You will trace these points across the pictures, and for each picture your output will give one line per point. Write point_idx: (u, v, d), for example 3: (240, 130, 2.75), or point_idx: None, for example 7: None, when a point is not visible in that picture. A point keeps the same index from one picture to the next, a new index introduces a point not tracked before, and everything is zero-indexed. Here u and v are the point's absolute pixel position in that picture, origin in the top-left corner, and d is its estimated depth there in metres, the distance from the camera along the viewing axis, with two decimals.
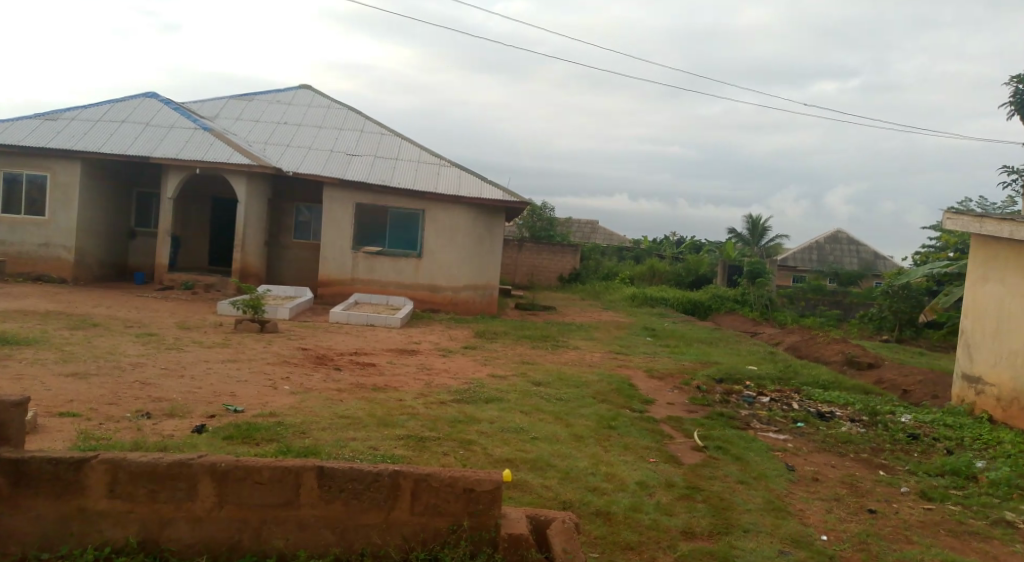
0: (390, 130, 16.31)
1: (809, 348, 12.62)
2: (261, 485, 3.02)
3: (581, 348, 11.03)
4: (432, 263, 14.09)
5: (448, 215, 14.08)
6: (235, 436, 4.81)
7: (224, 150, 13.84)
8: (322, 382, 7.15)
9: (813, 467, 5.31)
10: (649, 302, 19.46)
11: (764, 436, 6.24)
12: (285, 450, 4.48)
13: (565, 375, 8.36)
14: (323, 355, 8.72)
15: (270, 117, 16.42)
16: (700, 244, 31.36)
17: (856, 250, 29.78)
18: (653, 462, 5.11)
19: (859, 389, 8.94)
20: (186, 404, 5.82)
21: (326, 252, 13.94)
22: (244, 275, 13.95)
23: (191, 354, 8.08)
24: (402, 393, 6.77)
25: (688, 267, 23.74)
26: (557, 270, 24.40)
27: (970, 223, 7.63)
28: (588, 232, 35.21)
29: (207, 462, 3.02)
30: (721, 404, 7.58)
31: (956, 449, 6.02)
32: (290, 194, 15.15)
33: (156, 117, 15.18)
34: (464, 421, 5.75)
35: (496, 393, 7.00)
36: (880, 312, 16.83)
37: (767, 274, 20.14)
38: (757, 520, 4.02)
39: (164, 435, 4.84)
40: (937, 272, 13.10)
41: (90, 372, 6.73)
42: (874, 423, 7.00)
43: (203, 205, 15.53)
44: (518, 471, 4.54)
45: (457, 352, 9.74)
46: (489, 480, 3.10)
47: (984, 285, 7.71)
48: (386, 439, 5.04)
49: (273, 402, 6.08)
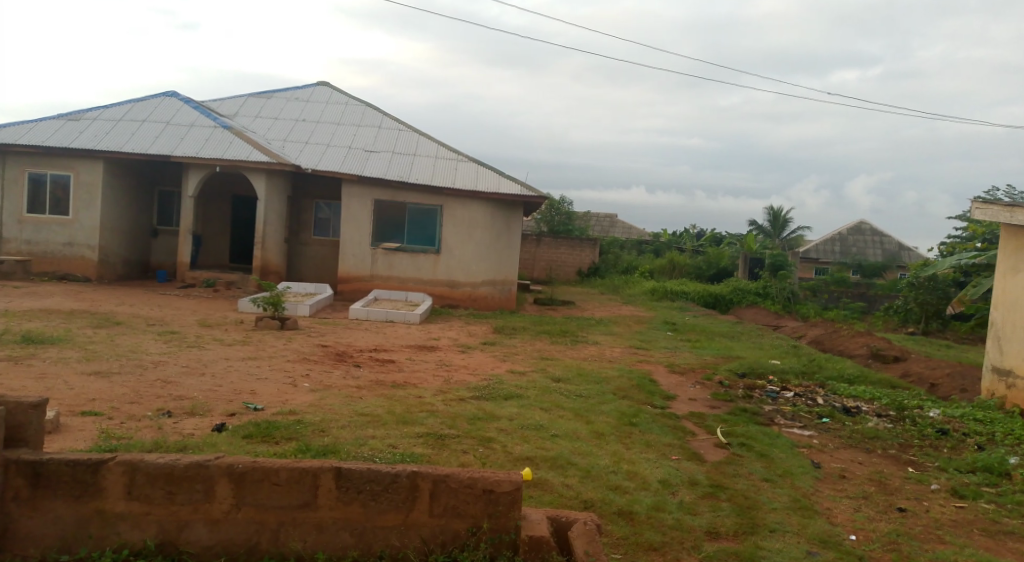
0: (407, 126, 16.28)
1: (832, 342, 12.41)
2: (278, 486, 3.00)
3: (601, 343, 10.94)
4: (451, 259, 14.07)
5: (465, 210, 14.04)
6: (255, 434, 4.82)
7: (243, 148, 13.92)
8: (341, 379, 7.15)
9: (839, 464, 5.19)
10: (669, 296, 19.26)
11: (788, 432, 6.13)
12: (304, 449, 4.47)
13: (585, 371, 8.28)
14: (343, 352, 8.73)
15: (288, 114, 16.50)
16: (720, 237, 31.07)
17: (880, 241, 29.31)
18: (676, 460, 5.02)
19: (886, 383, 8.76)
20: (207, 402, 5.85)
21: (345, 249, 13.97)
22: (264, 272, 14.04)
23: (212, 352, 8.12)
24: (422, 390, 6.74)
25: (708, 260, 23.46)
26: (576, 264, 24.27)
27: (1000, 213, 7.41)
28: (607, 227, 35.09)
29: (224, 464, 3.01)
30: (743, 399, 7.46)
31: (987, 445, 5.86)
32: (309, 191, 15.20)
33: (176, 117, 15.29)
34: (484, 418, 5.70)
35: (515, 389, 6.95)
36: (906, 305, 16.51)
37: (788, 267, 19.93)
38: (783, 519, 3.93)
39: (185, 433, 4.86)
40: (965, 263, 12.78)
41: (113, 370, 6.79)
42: (902, 418, 6.85)
43: (223, 203, 15.64)
44: (539, 469, 4.48)
45: (476, 348, 9.71)
46: (509, 481, 3.05)
47: (1014, 277, 7.49)
48: (406, 436, 5.02)
49: (293, 400, 6.09)
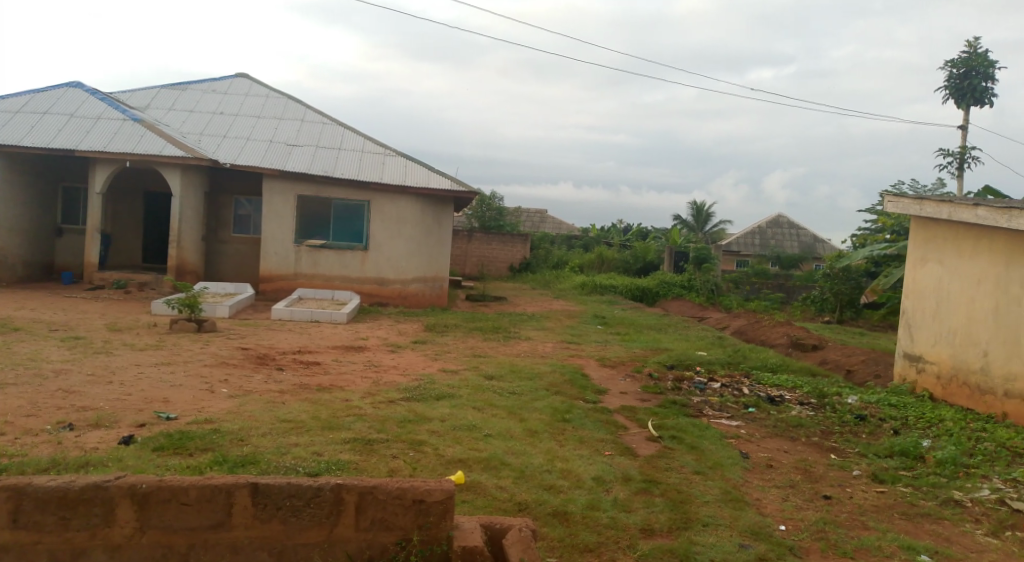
0: (333, 120, 15.78)
1: (755, 332, 12.84)
2: (188, 506, 2.75)
3: (533, 339, 10.90)
4: (379, 256, 13.72)
5: (394, 206, 13.71)
6: (166, 447, 4.47)
7: (155, 142, 13.11)
8: (263, 383, 6.80)
9: (766, 454, 5.30)
10: (598, 290, 19.46)
11: (717, 423, 6.22)
12: (220, 461, 4.17)
13: (517, 367, 8.20)
14: (265, 354, 8.32)
15: (205, 106, 15.70)
16: (646, 231, 31.76)
17: (796, 234, 30.65)
18: (609, 455, 5.00)
19: (806, 371, 9.11)
20: (114, 412, 5.42)
21: (267, 247, 13.42)
22: (180, 272, 13.30)
23: (122, 358, 7.57)
24: (349, 393, 6.48)
25: (635, 254, 23.86)
26: (507, 260, 24.22)
27: (909, 206, 7.85)
28: (537, 222, 35.26)
29: (126, 484, 2.73)
30: (673, 391, 7.56)
31: (902, 429, 6.13)
32: (228, 187, 14.48)
33: (80, 108, 14.27)
34: (414, 420, 5.52)
35: (447, 389, 6.79)
36: (821, 295, 17.31)
37: (712, 260, 20.54)
38: (715, 512, 3.95)
39: (87, 448, 4.46)
40: (876, 254, 13.48)
41: (6, 381, 6.21)
42: (822, 406, 7.10)
43: (135, 199, 14.71)
44: (471, 472, 4.35)
45: (406, 347, 9.48)
46: (440, 489, 2.90)
47: (923, 267, 7.89)
48: (332, 443, 4.78)
49: (210, 408, 5.73)
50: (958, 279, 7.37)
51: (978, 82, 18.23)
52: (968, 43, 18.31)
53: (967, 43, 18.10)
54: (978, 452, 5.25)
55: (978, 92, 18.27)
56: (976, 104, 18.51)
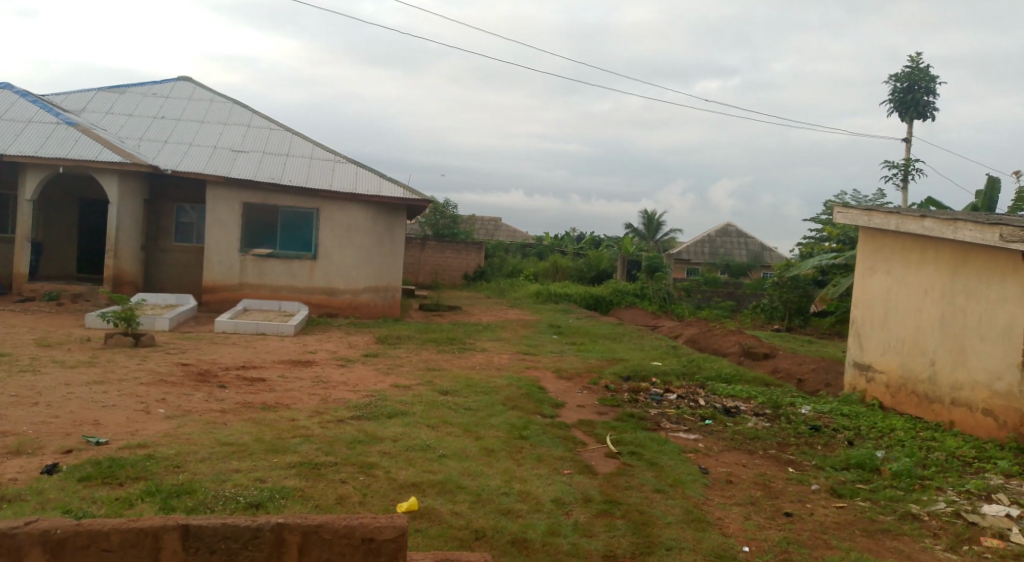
0: (280, 125, 15.31)
1: (707, 341, 12.92)
2: (108, 553, 2.47)
3: (488, 350, 10.70)
4: (328, 265, 13.33)
5: (344, 214, 13.35)
6: (94, 476, 4.12)
7: (91, 146, 12.45)
8: (203, 403, 6.42)
9: (725, 469, 5.24)
10: (553, 298, 19.38)
11: (675, 437, 6.14)
12: (153, 491, 3.85)
13: (472, 382, 7.99)
14: (207, 371, 7.90)
15: (145, 110, 15.04)
16: (599, 240, 31.98)
17: (744, 243, 31.29)
18: (568, 474, 4.86)
19: (759, 381, 9.16)
20: (37, 438, 5.00)
21: (210, 256, 12.91)
22: (118, 283, 12.65)
23: (49, 377, 7.04)
24: (295, 412, 6.16)
25: (589, 263, 23.98)
26: (461, 268, 23.97)
27: (859, 217, 8.00)
28: (492, 230, 35.19)
29: (38, 530, 2.45)
30: (630, 404, 7.47)
31: (856, 439, 6.18)
32: (170, 193, 13.87)
33: (9, 111, 13.47)
34: (365, 441, 5.27)
35: (399, 406, 6.54)
36: (771, 303, 17.64)
37: (664, 268, 20.76)
38: (677, 535, 3.84)
39: (3, 480, 4.06)
40: (826, 263, 13.75)
41: None
42: (777, 416, 7.12)
43: (69, 207, 13.95)
44: (425, 497, 4.13)
45: (357, 361, 9.15)
46: (392, 526, 2.67)
47: (871, 277, 8.06)
48: (276, 468, 4.49)
49: (145, 430, 5.35)
50: (905, 289, 7.53)
51: (920, 96, 18.94)
52: (911, 58, 19.01)
53: (910, 58, 18.79)
54: (932, 463, 5.30)
55: (920, 105, 19.01)
56: (919, 118, 19.24)
